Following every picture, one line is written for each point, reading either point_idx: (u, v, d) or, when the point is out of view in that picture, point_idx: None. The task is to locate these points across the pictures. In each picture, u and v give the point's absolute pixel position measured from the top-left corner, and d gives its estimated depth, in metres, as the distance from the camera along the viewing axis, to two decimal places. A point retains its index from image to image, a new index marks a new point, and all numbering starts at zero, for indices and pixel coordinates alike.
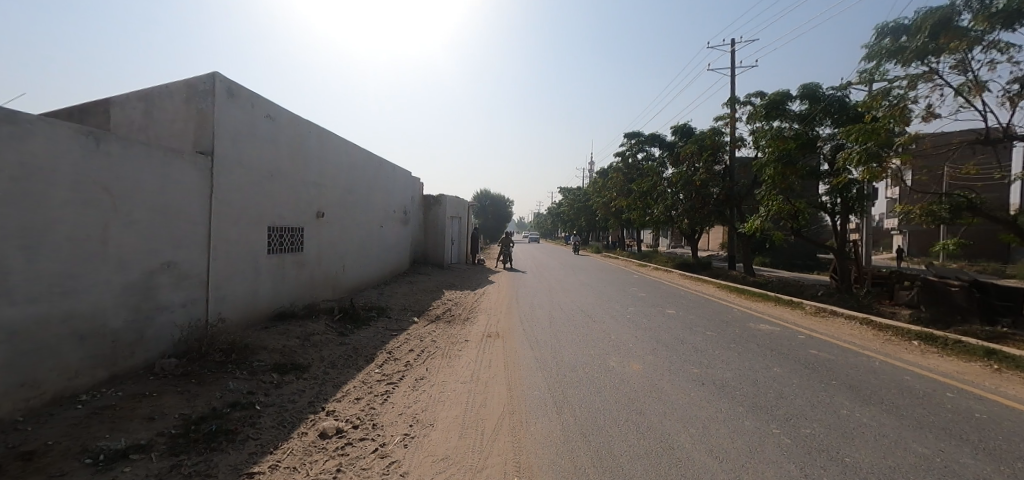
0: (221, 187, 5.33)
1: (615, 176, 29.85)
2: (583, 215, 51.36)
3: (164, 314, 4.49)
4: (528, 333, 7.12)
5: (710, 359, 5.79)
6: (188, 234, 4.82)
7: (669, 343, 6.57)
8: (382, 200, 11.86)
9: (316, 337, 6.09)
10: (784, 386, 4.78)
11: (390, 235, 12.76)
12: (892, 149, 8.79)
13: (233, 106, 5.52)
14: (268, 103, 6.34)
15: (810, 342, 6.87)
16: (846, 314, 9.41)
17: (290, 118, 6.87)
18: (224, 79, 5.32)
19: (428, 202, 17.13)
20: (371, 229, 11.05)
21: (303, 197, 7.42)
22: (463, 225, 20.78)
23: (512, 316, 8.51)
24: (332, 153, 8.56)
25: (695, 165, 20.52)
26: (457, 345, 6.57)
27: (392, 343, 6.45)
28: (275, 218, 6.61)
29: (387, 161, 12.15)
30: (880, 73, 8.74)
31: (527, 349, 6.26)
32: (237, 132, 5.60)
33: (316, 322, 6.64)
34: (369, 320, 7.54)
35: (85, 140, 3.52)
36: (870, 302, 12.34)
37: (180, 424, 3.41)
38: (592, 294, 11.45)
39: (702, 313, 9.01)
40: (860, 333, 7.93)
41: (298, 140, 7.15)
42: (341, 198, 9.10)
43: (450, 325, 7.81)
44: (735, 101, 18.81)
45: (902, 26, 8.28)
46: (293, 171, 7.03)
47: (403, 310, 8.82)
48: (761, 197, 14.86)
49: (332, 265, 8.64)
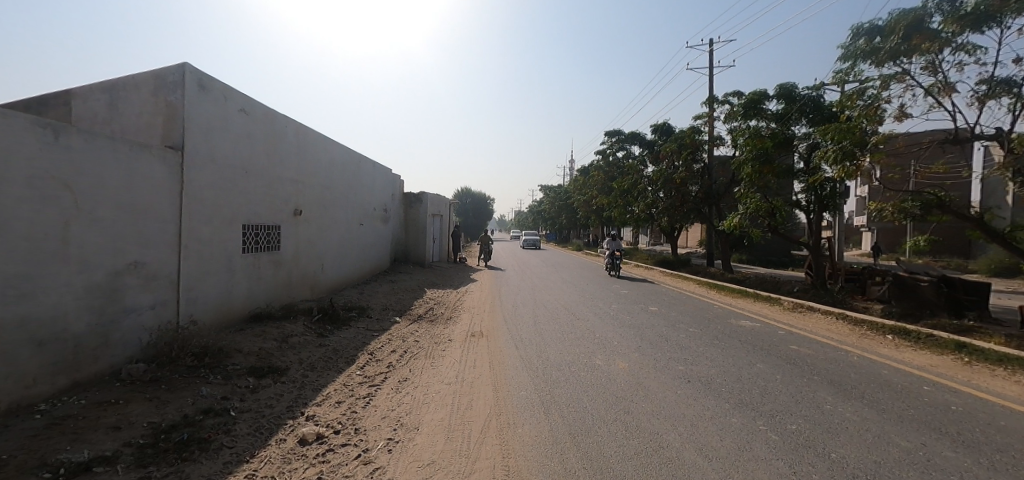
0: (192, 183, 5.07)
1: (596, 175, 30.12)
2: (565, 213, 51.65)
3: (131, 316, 4.24)
4: (512, 332, 7.07)
5: (694, 356, 5.86)
6: (157, 232, 4.58)
7: (654, 340, 6.63)
8: (361, 197, 11.60)
9: (295, 338, 5.90)
10: (767, 382, 4.86)
11: (370, 234, 12.53)
12: (867, 148, 9.05)
13: (206, 98, 5.26)
14: (243, 95, 6.07)
15: (789, 338, 7.03)
16: (822, 310, 9.65)
17: (265, 112, 6.60)
18: (195, 70, 5.05)
19: (409, 200, 16.89)
20: (350, 227, 10.81)
21: (281, 195, 7.17)
22: (445, 224, 20.57)
23: (496, 315, 8.44)
24: (310, 149, 8.30)
25: (676, 164, 20.77)
26: (441, 345, 6.47)
27: (373, 344, 6.29)
28: (251, 216, 6.36)
29: (366, 158, 11.88)
30: (854, 74, 9.00)
31: (512, 348, 6.21)
32: (209, 126, 5.33)
33: (294, 323, 6.42)
34: (350, 321, 7.36)
35: (42, 132, 3.27)
36: (845, 298, 12.70)
37: (148, 433, 3.21)
38: (575, 291, 11.49)
39: (684, 310, 9.13)
40: (836, 327, 8.18)
41: (275, 135, 6.90)
42: (319, 196, 8.83)
43: (433, 325, 7.70)
44: (713, 100, 19.17)
45: (876, 28, 8.53)
46: (269, 167, 6.76)
47: (385, 310, 8.65)
48: (740, 194, 15.20)
49: (310, 265, 8.40)
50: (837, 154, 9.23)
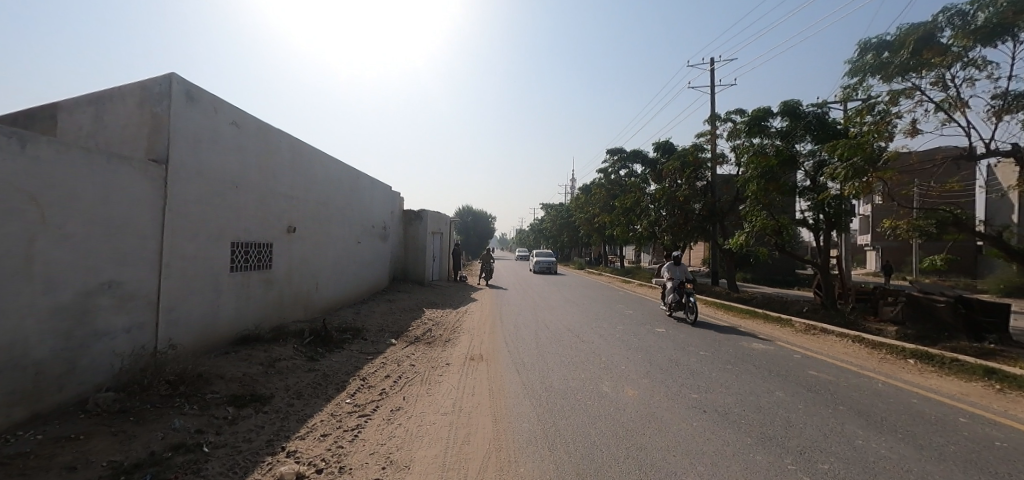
0: (176, 198, 4.83)
1: (598, 193, 29.98)
2: (566, 231, 51.49)
3: (102, 340, 3.92)
4: (514, 356, 6.69)
5: (708, 382, 5.48)
6: (136, 249, 4.30)
7: (663, 365, 6.25)
8: (359, 215, 11.36)
9: (283, 362, 5.54)
10: (789, 412, 4.49)
11: (368, 251, 12.25)
12: (878, 164, 8.85)
13: (194, 110, 5.06)
14: (234, 108, 5.91)
15: (806, 362, 6.63)
16: (837, 332, 9.24)
17: (258, 126, 6.43)
18: (183, 81, 4.87)
19: (409, 217, 16.69)
20: (347, 245, 10.52)
21: (273, 211, 6.93)
22: (445, 242, 20.32)
23: (496, 337, 8.07)
24: (305, 164, 8.11)
25: (679, 181, 20.60)
26: (438, 369, 6.10)
27: (366, 368, 5.92)
28: (241, 233, 6.09)
29: (365, 174, 11.70)
30: (863, 88, 8.91)
31: (513, 373, 5.84)
32: (197, 138, 5.13)
33: (283, 346, 6.07)
34: (343, 344, 7.00)
35: (7, 141, 3.01)
36: (857, 319, 12.28)
37: (106, 474, 2.86)
38: (578, 311, 11.12)
39: (693, 332, 8.74)
40: (853, 351, 7.79)
41: (268, 150, 6.72)
42: (315, 213, 8.60)
43: (431, 347, 7.34)
44: (715, 118, 19.16)
45: (884, 43, 8.55)
46: (261, 182, 6.55)
47: (381, 331, 8.28)
48: (746, 212, 14.98)
49: (303, 284, 8.09)
50: (846, 170, 9.03)
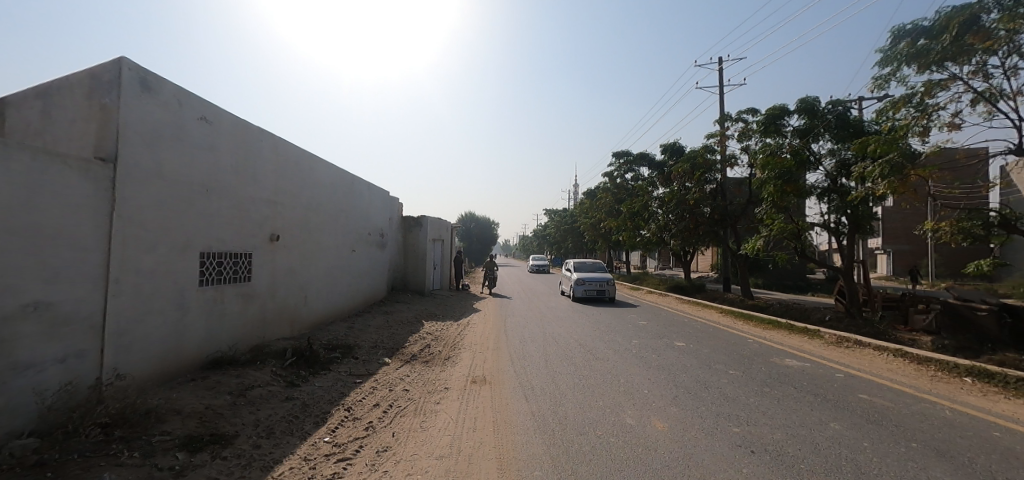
0: (128, 203, 4.13)
1: (603, 198, 29.25)
2: (571, 237, 50.79)
3: (25, 375, 3.18)
4: (521, 378, 5.94)
5: (747, 411, 4.71)
6: (73, 264, 3.58)
7: (691, 388, 5.48)
8: (353, 222, 10.67)
9: (256, 391, 4.81)
10: (854, 451, 3.72)
11: (364, 260, 11.55)
12: (916, 159, 8.20)
13: (151, 102, 4.39)
14: (205, 102, 5.25)
15: (853, 383, 5.83)
16: (873, 344, 8.42)
17: (233, 123, 5.75)
18: (135, 67, 4.18)
19: (408, 224, 16.00)
20: (340, 254, 9.82)
21: (252, 218, 6.24)
22: (446, 249, 19.62)
23: (500, 354, 7.32)
24: (292, 167, 7.45)
25: (689, 185, 19.86)
26: (435, 395, 5.37)
27: (353, 395, 5.19)
28: (212, 242, 5.40)
29: (360, 179, 11.03)
30: (897, 78, 8.31)
31: (521, 400, 5.09)
32: (155, 134, 4.44)
33: (260, 371, 5.34)
34: (330, 364, 6.26)
35: None
36: (887, 329, 11.46)
37: None
38: (588, 323, 10.37)
39: (716, 346, 7.97)
40: (898, 367, 6.99)
41: (246, 150, 6.04)
42: (303, 220, 7.93)
43: (428, 367, 6.60)
44: (725, 118, 18.48)
45: (919, 29, 7.90)
46: (237, 186, 5.86)
47: (374, 348, 7.55)
48: (763, 216, 14.31)
49: (288, 298, 7.37)
50: (881, 165, 8.35)
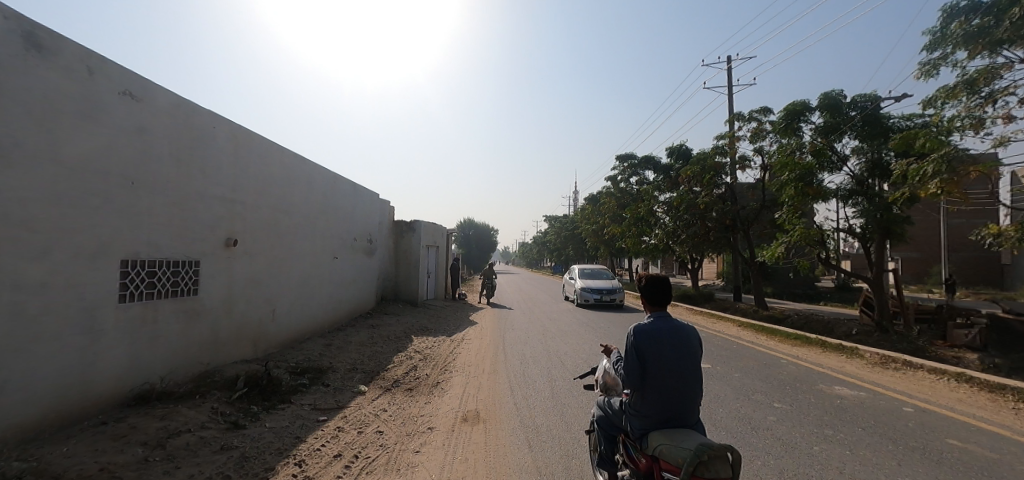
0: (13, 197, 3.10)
1: (606, 202, 28.27)
2: (572, 244, 49.84)
3: None
4: (523, 414, 4.86)
5: (816, 464, 3.65)
6: None
7: (735, 429, 4.42)
8: (335, 226, 9.62)
9: (183, 438, 3.71)
10: None
11: (348, 269, 10.50)
12: (972, 156, 7.24)
13: (49, 64, 3.37)
14: (131, 73, 4.23)
15: (929, 422, 4.77)
16: (927, 367, 7.34)
17: (170, 102, 4.72)
18: (16, 15, 3.15)
19: (400, 229, 14.99)
20: (318, 261, 8.79)
21: (198, 219, 5.18)
22: (442, 256, 18.58)
23: (498, 379, 6.23)
24: (255, 161, 6.40)
25: (697, 188, 18.87)
26: (416, 439, 4.28)
27: (311, 442, 4.09)
28: (140, 247, 4.35)
29: (344, 179, 10.03)
30: (948, 62, 7.39)
31: (526, 448, 3.99)
32: (55, 107, 3.42)
33: (196, 408, 4.25)
34: (292, 396, 5.17)
35: None
36: (923, 344, 10.40)
37: None
38: (596, 339, 9.32)
39: (747, 369, 6.91)
40: (967, 397, 5.91)
41: (192, 135, 5.04)
42: (271, 223, 6.93)
43: (412, 399, 5.50)
44: (736, 118, 17.61)
45: (975, 8, 6.99)
46: (175, 179, 4.81)
47: (351, 372, 6.46)
48: (785, 220, 13.38)
49: (248, 314, 6.28)
50: (930, 164, 7.44)
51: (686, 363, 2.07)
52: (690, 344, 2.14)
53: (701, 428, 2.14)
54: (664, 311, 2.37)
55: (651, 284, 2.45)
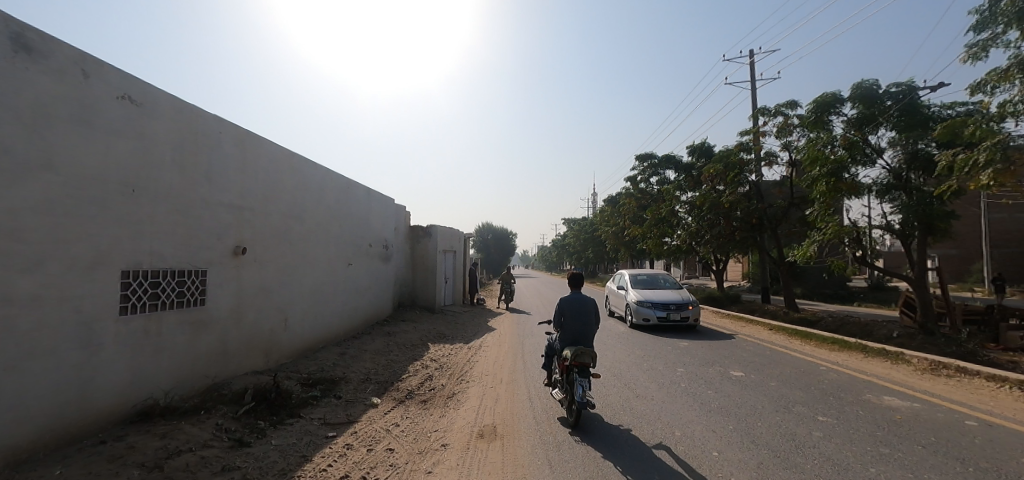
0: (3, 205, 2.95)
1: (626, 203, 27.67)
2: (591, 246, 49.19)
3: None
4: (542, 428, 4.52)
5: None
6: None
7: (776, 444, 3.99)
8: (350, 232, 9.51)
9: (181, 457, 3.52)
10: None
11: (363, 276, 10.37)
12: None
13: (41, 68, 3.25)
14: (130, 78, 4.12)
15: (1000, 438, 4.22)
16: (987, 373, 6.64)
17: (172, 108, 4.61)
18: (4, 17, 3.02)
19: (416, 234, 14.85)
20: (332, 268, 8.66)
21: (203, 228, 5.06)
22: (460, 261, 18.41)
23: (516, 390, 5.91)
24: (264, 168, 6.29)
25: (721, 187, 18.19)
26: (427, 457, 4.01)
27: (314, 461, 3.85)
28: (142, 256, 4.23)
29: (357, 185, 9.93)
30: (999, 43, 6.70)
31: (543, 468, 3.66)
32: (46, 113, 3.29)
33: (199, 424, 4.08)
34: (300, 409, 4.97)
35: None
36: (974, 347, 9.59)
37: None
38: (619, 345, 8.90)
39: (785, 377, 6.40)
40: None
41: (196, 142, 4.94)
42: (282, 230, 6.82)
43: (424, 412, 5.22)
44: (760, 112, 16.92)
45: None
46: (178, 186, 4.68)
47: (363, 383, 6.25)
48: (816, 218, 12.69)
49: (258, 324, 6.15)
50: (981, 153, 6.77)
51: (583, 316, 4.82)
52: (588, 305, 4.89)
53: (593, 347, 4.78)
54: (580, 292, 5.07)
55: (573, 278, 5.31)
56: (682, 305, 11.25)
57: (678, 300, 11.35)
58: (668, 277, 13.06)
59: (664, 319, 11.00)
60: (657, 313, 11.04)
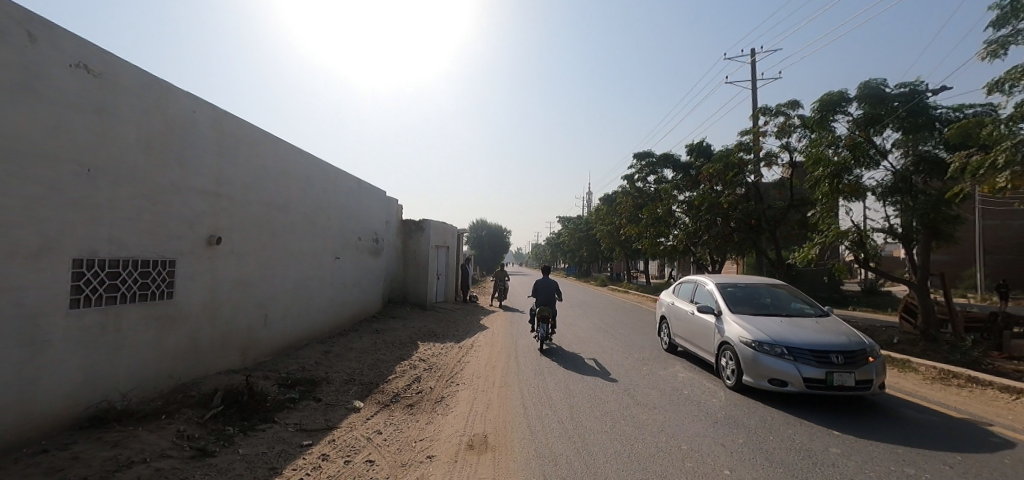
0: None
1: (622, 202, 27.38)
2: (586, 245, 48.96)
3: None
4: (537, 438, 4.17)
5: None
6: None
7: (791, 459, 3.67)
8: (337, 225, 9.09)
9: (134, 469, 3.13)
10: None
11: (352, 270, 9.96)
12: None
13: None
14: (88, 43, 3.68)
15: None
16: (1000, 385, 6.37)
17: (139, 80, 4.18)
18: None
19: (408, 228, 14.43)
20: (318, 262, 8.24)
21: (173, 214, 4.63)
22: (453, 258, 18.02)
23: (510, 395, 5.56)
24: (243, 151, 5.86)
25: (719, 187, 17.97)
26: (412, 469, 3.65)
27: (286, 474, 3.47)
28: (101, 243, 3.81)
29: (347, 175, 9.51)
30: (1021, 40, 6.41)
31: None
32: None
33: (158, 431, 3.67)
34: (275, 413, 4.58)
35: None
36: (978, 355, 9.36)
37: None
38: (617, 348, 8.58)
39: None
40: None
41: (166, 120, 4.51)
42: (263, 220, 6.39)
43: (410, 418, 4.85)
44: (762, 112, 16.67)
45: None
46: (145, 167, 4.25)
47: (346, 384, 5.87)
48: (817, 222, 12.55)
49: (234, 319, 5.73)
50: (999, 153, 6.39)
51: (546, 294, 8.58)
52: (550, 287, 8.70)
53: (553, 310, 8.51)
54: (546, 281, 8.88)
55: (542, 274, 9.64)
56: (858, 355, 4.84)
57: (846, 344, 4.93)
58: (780, 291, 6.74)
59: (817, 385, 4.71)
60: (795, 364, 4.85)
